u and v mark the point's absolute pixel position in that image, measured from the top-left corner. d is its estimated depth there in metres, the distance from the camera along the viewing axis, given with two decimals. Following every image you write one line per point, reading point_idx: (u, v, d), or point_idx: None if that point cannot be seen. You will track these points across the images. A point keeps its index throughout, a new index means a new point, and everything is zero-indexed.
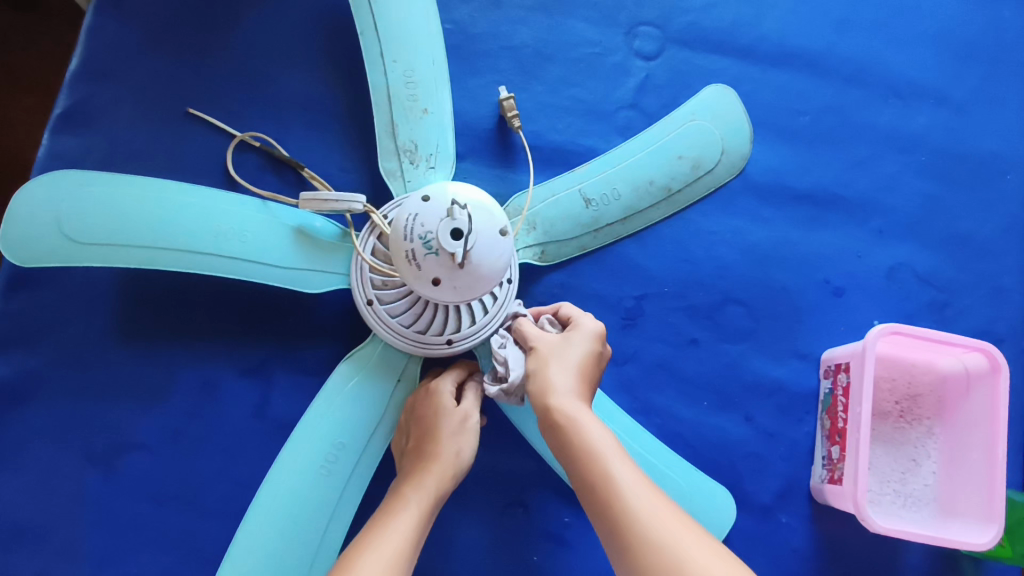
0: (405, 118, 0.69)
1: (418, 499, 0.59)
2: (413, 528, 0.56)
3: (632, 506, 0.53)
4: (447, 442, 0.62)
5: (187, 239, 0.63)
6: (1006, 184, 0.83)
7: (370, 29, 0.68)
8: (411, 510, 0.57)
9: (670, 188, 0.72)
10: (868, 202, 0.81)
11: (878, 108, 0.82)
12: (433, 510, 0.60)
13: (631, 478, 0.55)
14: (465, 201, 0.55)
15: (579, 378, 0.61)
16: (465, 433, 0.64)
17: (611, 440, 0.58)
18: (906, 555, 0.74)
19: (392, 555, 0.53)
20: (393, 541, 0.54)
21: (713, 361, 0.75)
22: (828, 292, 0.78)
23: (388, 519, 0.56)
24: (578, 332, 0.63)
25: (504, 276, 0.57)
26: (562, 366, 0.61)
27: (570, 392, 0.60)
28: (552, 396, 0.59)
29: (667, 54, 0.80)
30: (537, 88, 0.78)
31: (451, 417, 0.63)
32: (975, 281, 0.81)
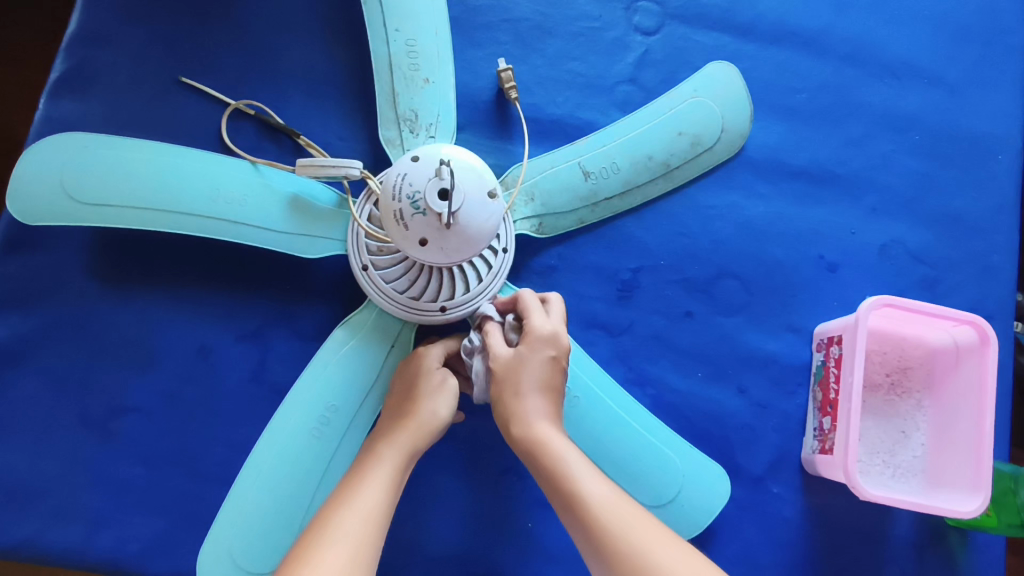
0: (406, 86, 0.69)
1: (390, 456, 0.59)
2: (390, 482, 0.57)
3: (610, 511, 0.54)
4: (420, 399, 0.63)
5: (193, 203, 0.64)
6: (998, 164, 0.84)
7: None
8: (383, 465, 0.58)
9: (668, 164, 0.72)
10: (862, 180, 0.81)
11: (873, 87, 0.83)
12: (408, 465, 0.60)
13: (601, 484, 0.56)
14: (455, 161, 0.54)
15: (544, 397, 0.61)
16: (439, 392, 0.64)
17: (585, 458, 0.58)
18: (893, 525, 0.75)
19: (367, 510, 0.53)
20: (367, 495, 0.55)
21: (707, 333, 0.76)
22: (821, 268, 0.79)
23: (361, 474, 0.57)
24: (528, 343, 0.61)
25: (492, 239, 0.56)
26: (518, 389, 0.61)
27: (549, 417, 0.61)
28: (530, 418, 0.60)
29: (667, 30, 0.81)
30: (536, 62, 0.79)
31: (430, 378, 0.64)
32: (966, 259, 0.82)
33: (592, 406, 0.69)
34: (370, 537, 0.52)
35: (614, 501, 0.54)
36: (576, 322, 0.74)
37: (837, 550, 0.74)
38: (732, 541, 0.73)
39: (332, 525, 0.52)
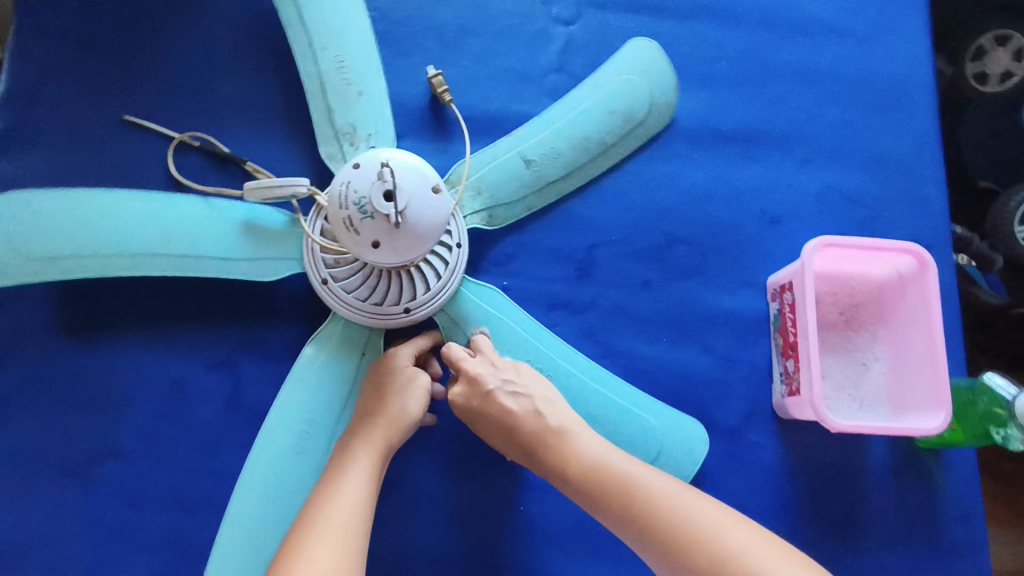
0: (341, 101, 0.71)
1: (366, 452, 0.61)
2: (371, 476, 0.59)
3: (649, 486, 0.59)
4: (392, 395, 0.64)
5: (146, 241, 0.64)
6: (915, 102, 0.89)
7: (297, 21, 0.71)
8: (360, 461, 0.60)
9: (606, 141, 0.75)
10: (791, 135, 0.85)
11: (787, 47, 0.88)
12: (385, 460, 0.62)
13: (635, 468, 0.61)
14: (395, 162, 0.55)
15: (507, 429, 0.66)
16: (409, 389, 0.65)
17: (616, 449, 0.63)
18: (871, 455, 0.77)
19: (351, 507, 0.55)
20: (349, 491, 0.56)
21: (667, 299, 0.78)
22: (765, 221, 0.82)
23: (341, 471, 0.59)
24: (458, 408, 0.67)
25: (442, 233, 0.57)
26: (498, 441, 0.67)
27: (565, 414, 0.65)
28: (531, 434, 0.64)
29: (585, 18, 0.84)
30: (465, 63, 0.81)
31: (399, 375, 0.66)
32: (899, 195, 0.86)
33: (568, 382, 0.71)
34: (356, 534, 0.53)
35: (649, 478, 0.60)
36: (539, 305, 0.76)
37: (823, 487, 0.76)
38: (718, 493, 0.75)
39: (318, 525, 0.53)
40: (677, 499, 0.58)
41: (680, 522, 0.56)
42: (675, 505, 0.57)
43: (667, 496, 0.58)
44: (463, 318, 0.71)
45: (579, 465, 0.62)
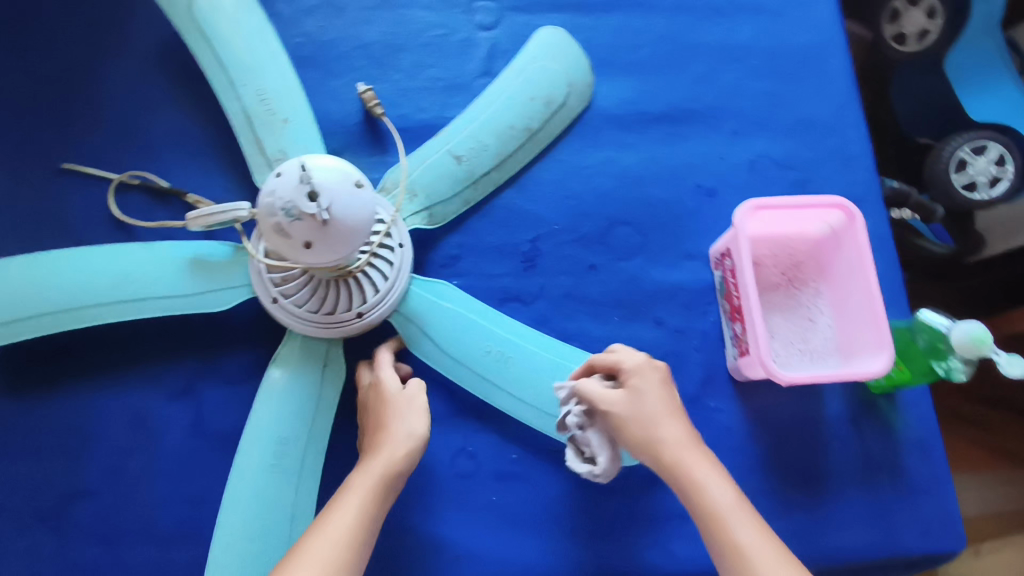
0: (268, 131, 0.76)
1: (361, 482, 0.60)
2: (366, 508, 0.59)
3: (737, 534, 0.58)
4: (393, 425, 0.64)
5: (89, 295, 0.67)
6: (832, 67, 0.92)
7: (215, 64, 0.76)
8: (355, 491, 0.59)
9: (530, 128, 0.80)
10: (718, 110, 0.88)
11: (705, 27, 0.90)
12: (390, 491, 0.61)
13: (734, 506, 0.60)
14: (314, 165, 0.58)
15: (674, 417, 0.64)
16: (409, 411, 0.65)
17: (727, 484, 0.61)
18: (826, 406, 0.80)
19: (335, 542, 0.56)
20: (336, 525, 0.57)
21: (614, 280, 0.81)
22: (701, 194, 0.84)
23: (339, 498, 0.59)
24: (634, 377, 0.66)
25: (369, 227, 0.60)
26: (640, 425, 0.63)
27: (676, 435, 0.63)
28: (648, 442, 0.63)
29: (506, 22, 0.86)
30: (394, 76, 0.83)
31: (397, 401, 0.66)
32: (828, 155, 0.88)
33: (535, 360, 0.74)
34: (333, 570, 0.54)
35: (744, 524, 0.58)
36: (490, 299, 0.78)
37: (781, 441, 0.79)
38: None
39: (296, 559, 0.54)
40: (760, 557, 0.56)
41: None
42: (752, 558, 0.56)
43: (751, 547, 0.57)
44: (416, 316, 0.74)
45: (687, 484, 0.61)
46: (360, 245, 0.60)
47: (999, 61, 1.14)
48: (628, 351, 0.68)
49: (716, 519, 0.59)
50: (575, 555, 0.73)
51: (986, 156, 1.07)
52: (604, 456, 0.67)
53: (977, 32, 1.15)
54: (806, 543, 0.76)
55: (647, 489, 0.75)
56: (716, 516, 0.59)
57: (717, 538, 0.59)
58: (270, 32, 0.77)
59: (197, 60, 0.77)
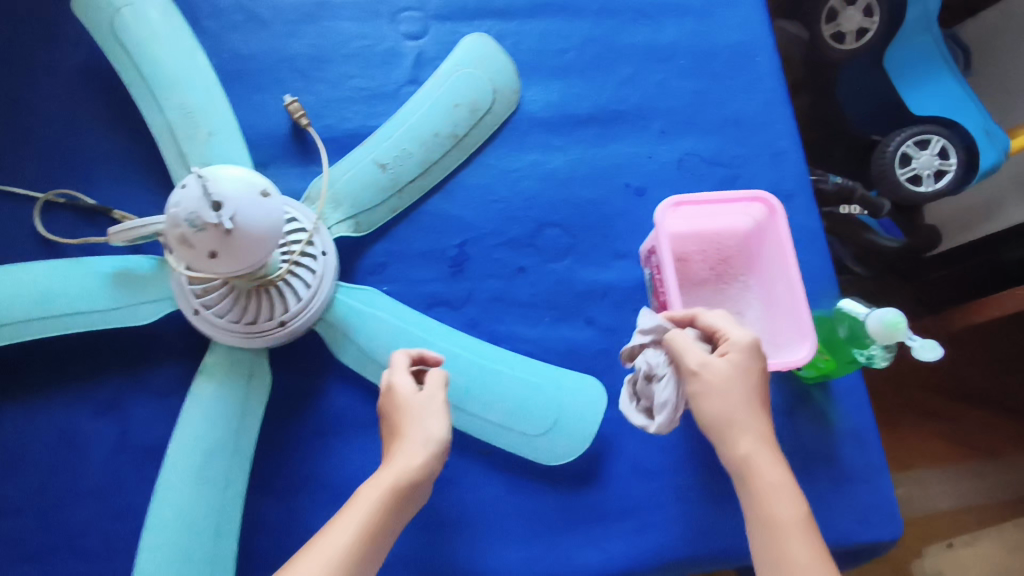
0: (191, 143, 0.76)
1: (379, 494, 0.59)
2: (370, 528, 0.57)
3: (795, 548, 0.58)
4: (414, 431, 0.63)
5: (14, 310, 0.67)
6: (759, 65, 0.92)
7: (138, 79, 0.77)
8: (368, 505, 0.58)
9: (455, 134, 0.81)
10: (645, 109, 0.89)
11: (631, 30, 0.92)
12: (405, 497, 0.60)
13: (795, 521, 0.59)
14: (217, 174, 0.57)
15: (755, 407, 0.64)
16: (429, 414, 0.64)
17: (796, 499, 0.61)
18: None
19: (328, 560, 0.54)
20: (339, 539, 0.56)
21: (543, 281, 0.81)
22: (630, 193, 0.85)
23: (345, 510, 0.58)
24: (733, 351, 0.65)
25: (278, 235, 0.60)
26: (729, 403, 0.64)
27: (756, 432, 0.64)
28: (722, 428, 0.64)
29: (433, 31, 0.88)
30: (320, 88, 0.85)
31: (411, 403, 0.64)
32: (755, 151, 0.89)
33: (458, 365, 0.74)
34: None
35: (801, 541, 0.58)
36: (419, 305, 0.79)
37: None
38: (618, 456, 0.77)
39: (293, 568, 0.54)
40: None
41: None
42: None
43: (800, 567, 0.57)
44: (340, 322, 0.74)
45: (755, 484, 0.62)
46: (268, 254, 0.60)
47: (938, 53, 1.15)
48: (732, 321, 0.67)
49: (773, 530, 0.60)
50: (506, 556, 0.73)
51: (929, 150, 1.14)
52: (665, 415, 0.67)
53: (916, 24, 1.15)
54: (744, 538, 0.75)
55: (576, 488, 0.75)
56: (773, 526, 0.59)
57: (773, 544, 0.59)
58: (192, 48, 0.78)
59: (121, 77, 0.78)
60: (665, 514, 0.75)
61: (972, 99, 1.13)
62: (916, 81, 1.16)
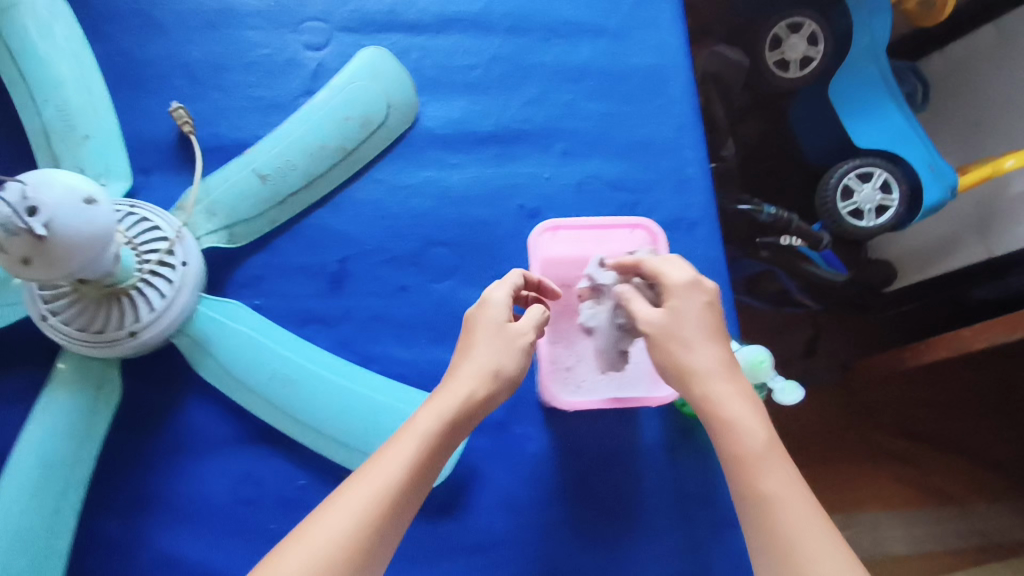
0: (66, 146, 0.74)
1: (427, 424, 0.57)
2: (418, 462, 0.55)
3: (768, 483, 0.54)
4: (494, 345, 0.63)
5: None
6: (672, 89, 0.89)
7: (18, 80, 0.74)
8: (418, 434, 0.56)
9: (345, 147, 0.78)
10: (549, 130, 0.85)
11: (543, 49, 0.88)
12: (453, 431, 0.59)
13: (768, 449, 0.56)
14: (35, 180, 0.55)
15: (713, 338, 0.60)
16: (495, 347, 0.63)
17: (758, 423, 0.57)
18: (641, 432, 0.78)
19: (377, 489, 0.53)
20: (392, 472, 0.54)
21: (424, 301, 0.78)
22: (523, 216, 0.82)
23: (391, 443, 0.56)
24: (672, 296, 0.61)
25: (102, 243, 0.59)
26: (684, 341, 0.59)
27: (714, 368, 0.59)
28: (688, 378, 0.59)
29: (335, 42, 0.84)
30: (214, 95, 0.81)
31: (503, 331, 0.64)
32: (661, 177, 0.86)
33: (321, 382, 0.73)
34: (381, 513, 0.52)
35: (778, 471, 0.55)
36: (291, 322, 0.76)
37: (588, 474, 0.76)
38: (484, 486, 0.74)
39: (334, 504, 0.52)
40: (795, 510, 0.53)
41: (776, 531, 0.52)
42: (778, 509, 0.53)
43: (779, 497, 0.53)
44: (203, 339, 0.72)
45: (720, 417, 0.57)
46: (89, 261, 0.58)
47: (884, 85, 1.11)
48: (672, 260, 0.64)
49: (742, 465, 0.55)
50: None
51: (871, 183, 1.10)
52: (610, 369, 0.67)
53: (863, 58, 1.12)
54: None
55: (438, 517, 0.72)
56: (749, 460, 0.55)
57: (744, 479, 0.55)
58: (72, 56, 0.76)
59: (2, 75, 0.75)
60: (530, 549, 0.73)
61: (916, 132, 1.09)
62: (860, 113, 1.11)
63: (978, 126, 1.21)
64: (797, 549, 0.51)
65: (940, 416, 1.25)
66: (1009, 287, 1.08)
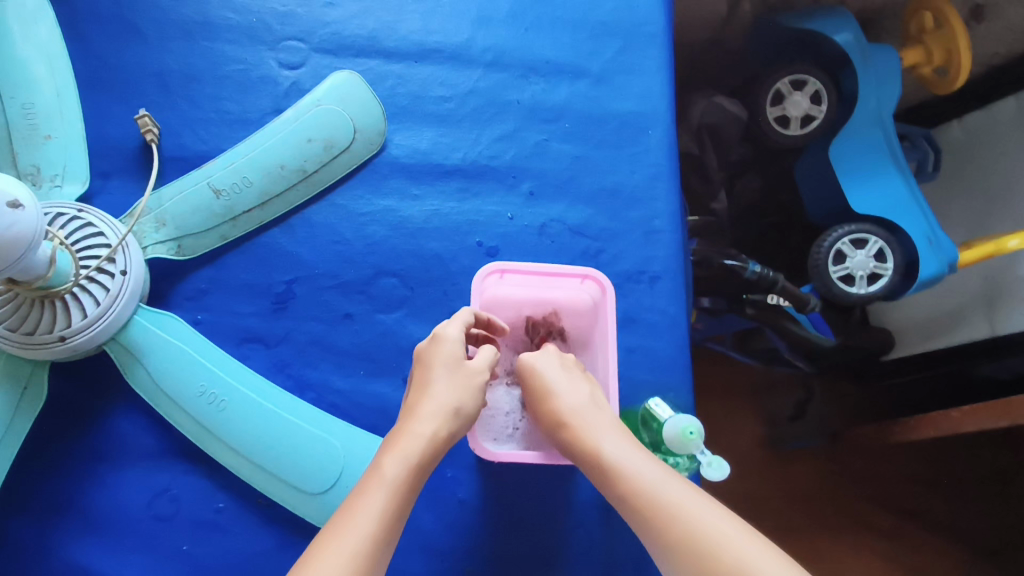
0: (25, 144, 0.74)
1: (395, 472, 0.54)
2: (387, 516, 0.51)
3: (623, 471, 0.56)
4: (453, 383, 0.60)
5: None
6: (649, 138, 0.87)
7: None
8: (386, 483, 0.53)
9: (304, 169, 0.79)
10: (516, 169, 0.84)
11: (520, 87, 0.87)
12: (417, 476, 0.55)
13: (625, 452, 0.58)
14: None
15: (576, 385, 0.64)
16: (449, 384, 0.60)
17: (621, 440, 0.59)
18: (577, 490, 0.75)
19: (350, 551, 0.48)
20: (363, 527, 0.49)
21: (367, 331, 0.77)
22: (481, 254, 0.81)
23: (359, 497, 0.52)
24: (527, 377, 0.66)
25: (20, 247, 0.57)
26: (547, 399, 0.63)
27: (576, 401, 0.63)
28: (555, 424, 0.62)
29: (311, 63, 0.84)
30: (183, 106, 0.81)
31: (461, 369, 0.61)
32: (627, 227, 0.84)
33: (250, 403, 0.72)
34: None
35: (631, 462, 0.57)
36: (229, 339, 0.75)
37: (514, 528, 0.73)
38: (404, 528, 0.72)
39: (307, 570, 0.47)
40: (658, 489, 0.54)
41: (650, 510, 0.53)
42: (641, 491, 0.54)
43: (657, 494, 0.54)
44: (134, 347, 0.71)
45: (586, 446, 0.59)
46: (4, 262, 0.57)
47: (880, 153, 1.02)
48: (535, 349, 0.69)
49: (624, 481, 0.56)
50: None
51: (866, 250, 1.00)
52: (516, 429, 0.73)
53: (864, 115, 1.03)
54: None
55: None
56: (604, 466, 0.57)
57: (609, 484, 0.57)
58: (45, 55, 0.77)
59: None
60: None
61: (917, 204, 1.02)
62: (862, 177, 1.02)
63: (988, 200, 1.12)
64: (669, 513, 0.52)
65: (932, 495, 1.17)
66: (1018, 364, 0.99)
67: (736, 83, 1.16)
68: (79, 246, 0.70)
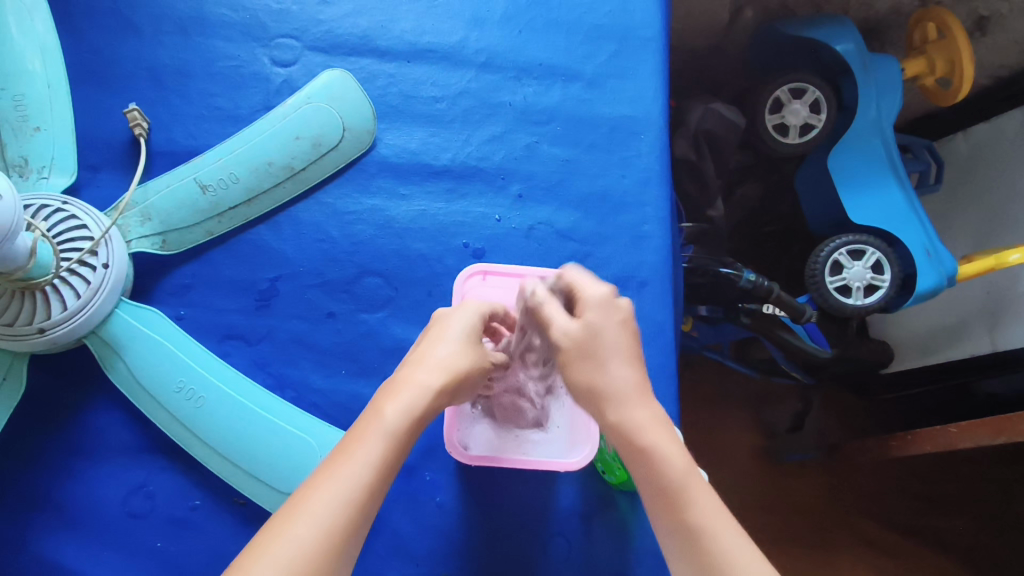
0: (15, 135, 0.74)
1: (396, 420, 0.51)
2: (377, 468, 0.48)
3: (698, 509, 0.50)
4: (462, 345, 0.57)
5: None
6: (641, 143, 0.86)
7: None
8: (385, 431, 0.50)
9: (292, 166, 0.79)
10: (505, 171, 0.83)
11: (513, 89, 0.86)
12: (415, 429, 0.52)
13: (691, 474, 0.52)
14: None
15: (632, 362, 0.55)
16: (443, 344, 0.57)
17: (679, 452, 0.52)
18: (557, 498, 0.74)
19: (330, 517, 0.45)
20: (357, 474, 0.48)
21: (350, 331, 0.76)
22: (467, 255, 0.80)
23: (355, 442, 0.50)
24: (586, 312, 0.56)
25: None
26: (606, 356, 0.54)
27: (639, 396, 0.54)
28: (605, 403, 0.54)
29: (304, 60, 0.84)
30: (174, 101, 0.81)
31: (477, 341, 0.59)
32: (616, 231, 0.83)
33: (230, 399, 0.72)
34: (336, 538, 0.45)
35: (705, 501, 0.51)
36: (211, 336, 0.75)
37: (492, 533, 0.72)
38: (379, 530, 0.71)
39: (285, 531, 0.44)
40: (723, 536, 0.49)
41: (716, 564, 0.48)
42: (711, 540, 0.49)
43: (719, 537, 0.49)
44: (117, 343, 0.71)
45: (637, 449, 0.52)
46: None
47: (885, 163, 1.00)
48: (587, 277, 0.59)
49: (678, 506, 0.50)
50: None
51: (863, 261, 0.98)
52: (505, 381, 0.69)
53: (864, 125, 1.00)
54: None
55: None
56: (673, 488, 0.51)
57: (670, 513, 0.51)
58: (38, 46, 0.77)
59: None
60: None
61: (915, 215, 0.99)
62: (858, 185, 1.00)
63: (993, 214, 1.09)
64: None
65: (928, 511, 1.15)
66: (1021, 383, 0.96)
67: (736, 91, 1.15)
68: (61, 238, 0.70)
